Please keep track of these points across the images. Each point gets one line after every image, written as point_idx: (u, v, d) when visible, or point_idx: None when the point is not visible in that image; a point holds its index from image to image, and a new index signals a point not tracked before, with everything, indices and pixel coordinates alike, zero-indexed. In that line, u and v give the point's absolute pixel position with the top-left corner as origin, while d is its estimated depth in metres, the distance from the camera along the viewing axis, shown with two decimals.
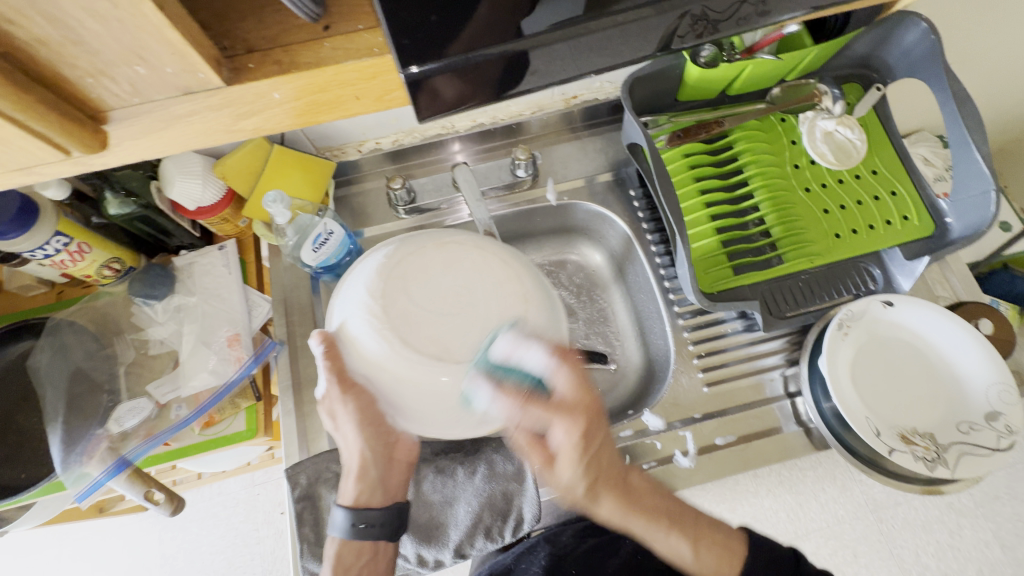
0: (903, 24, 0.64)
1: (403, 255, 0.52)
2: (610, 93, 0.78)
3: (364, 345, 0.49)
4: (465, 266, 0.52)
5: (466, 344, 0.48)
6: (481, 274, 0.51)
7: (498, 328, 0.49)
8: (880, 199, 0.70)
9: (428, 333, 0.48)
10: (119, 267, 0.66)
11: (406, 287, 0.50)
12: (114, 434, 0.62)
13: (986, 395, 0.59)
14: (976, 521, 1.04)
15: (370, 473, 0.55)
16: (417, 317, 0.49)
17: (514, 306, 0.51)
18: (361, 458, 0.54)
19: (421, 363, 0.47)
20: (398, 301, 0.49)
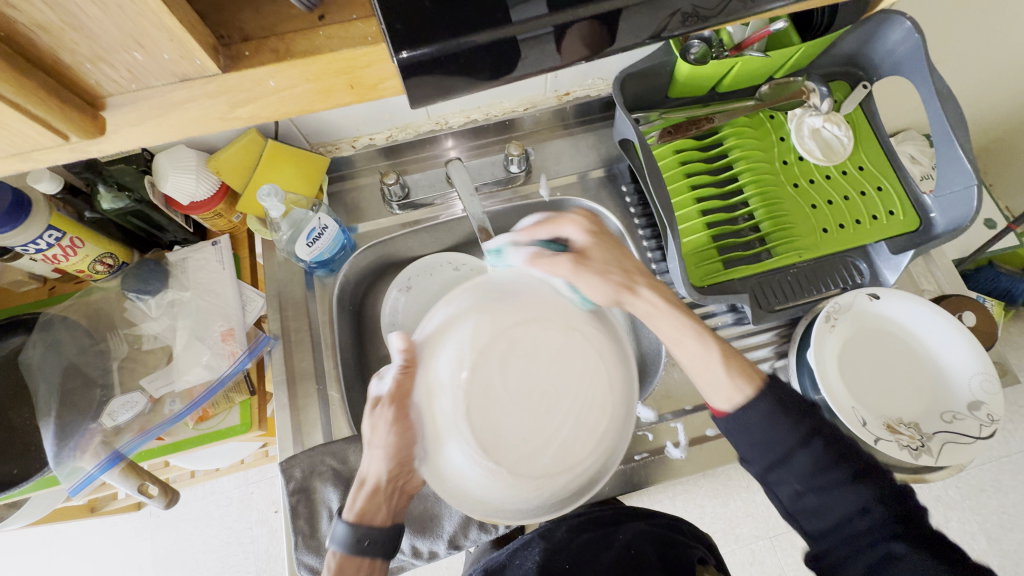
0: (888, 23, 0.65)
1: (516, 319, 0.58)
2: (602, 90, 0.78)
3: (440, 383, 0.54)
4: (565, 367, 0.57)
5: (517, 448, 0.54)
6: (575, 383, 0.56)
7: (555, 442, 0.54)
8: (866, 194, 0.71)
9: (493, 410, 0.56)
10: (112, 262, 0.66)
11: (500, 353, 0.57)
12: (109, 428, 0.62)
13: (969, 385, 0.60)
14: (962, 513, 1.06)
15: (382, 494, 0.54)
16: (492, 383, 0.57)
17: (582, 431, 0.55)
18: (376, 477, 0.53)
19: (469, 429, 0.54)
20: (491, 371, 0.57)
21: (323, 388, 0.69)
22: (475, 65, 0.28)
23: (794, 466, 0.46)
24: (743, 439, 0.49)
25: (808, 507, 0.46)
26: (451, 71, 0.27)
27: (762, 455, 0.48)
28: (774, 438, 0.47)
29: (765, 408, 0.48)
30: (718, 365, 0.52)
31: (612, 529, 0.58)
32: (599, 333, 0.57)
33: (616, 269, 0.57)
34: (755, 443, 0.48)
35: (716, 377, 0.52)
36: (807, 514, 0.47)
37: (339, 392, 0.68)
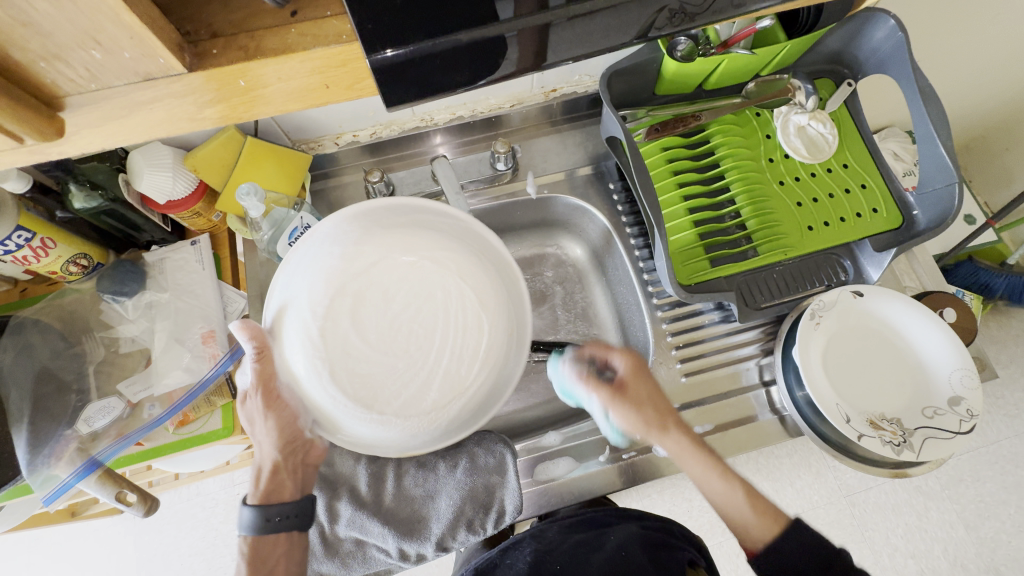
0: (872, 21, 0.65)
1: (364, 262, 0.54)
2: (589, 87, 0.78)
3: (292, 355, 0.51)
4: (431, 302, 0.55)
5: (393, 394, 0.52)
6: (443, 317, 0.55)
7: (433, 379, 0.53)
8: (850, 192, 0.71)
9: (358, 352, 0.52)
10: (86, 263, 0.65)
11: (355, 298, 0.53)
12: (84, 435, 0.60)
13: (949, 381, 0.61)
14: (942, 503, 1.08)
15: (277, 474, 0.54)
16: (354, 327, 0.53)
17: (462, 359, 0.54)
18: (272, 459, 0.54)
19: (337, 374, 0.51)
20: (343, 322, 0.52)
21: None
22: (454, 64, 0.27)
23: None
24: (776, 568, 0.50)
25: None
26: (430, 70, 0.27)
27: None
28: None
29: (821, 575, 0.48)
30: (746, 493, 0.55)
31: (603, 530, 0.58)
32: (479, 276, 0.57)
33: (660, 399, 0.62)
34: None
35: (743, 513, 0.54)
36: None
37: None
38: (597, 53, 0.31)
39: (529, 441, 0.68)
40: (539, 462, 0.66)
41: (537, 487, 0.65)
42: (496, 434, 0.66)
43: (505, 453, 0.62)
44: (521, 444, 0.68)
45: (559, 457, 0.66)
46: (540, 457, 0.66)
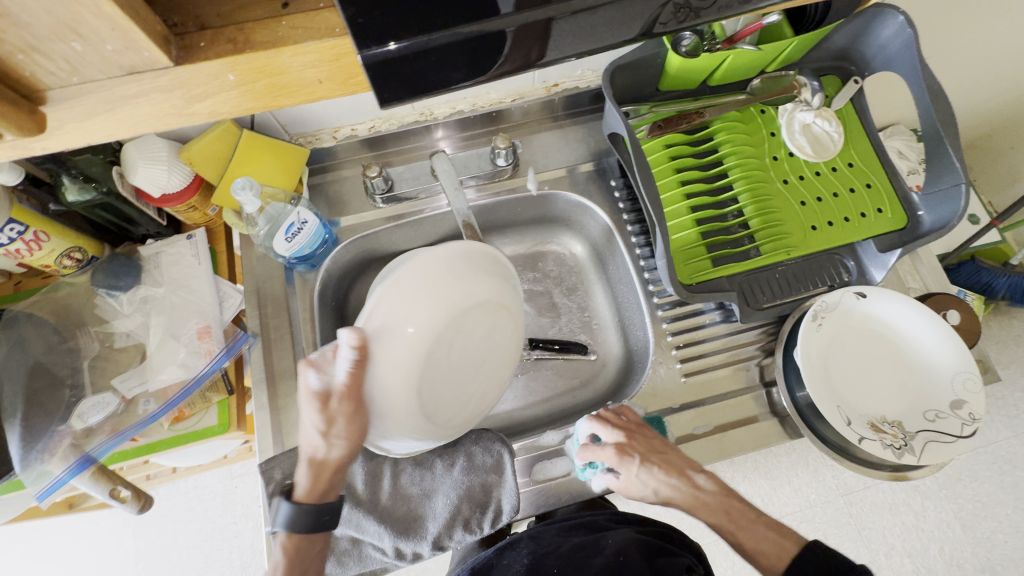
0: (881, 17, 0.64)
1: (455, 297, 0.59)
2: (591, 82, 0.76)
3: (391, 357, 0.56)
4: (497, 341, 0.64)
5: (447, 412, 0.62)
6: (499, 353, 0.65)
7: (475, 404, 0.64)
8: (855, 191, 0.70)
9: (429, 375, 0.59)
10: (80, 256, 0.64)
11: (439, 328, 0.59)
12: (78, 430, 0.59)
13: (952, 384, 0.61)
14: (939, 502, 1.08)
15: (327, 472, 0.54)
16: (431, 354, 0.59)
17: (496, 390, 0.66)
18: (329, 457, 0.53)
19: (409, 396, 0.58)
20: (441, 345, 0.59)
21: None
22: (452, 62, 0.26)
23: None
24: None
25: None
26: (426, 66, 0.26)
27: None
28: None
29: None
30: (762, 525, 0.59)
31: (602, 535, 0.57)
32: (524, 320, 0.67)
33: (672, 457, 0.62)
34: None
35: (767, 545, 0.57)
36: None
37: None
38: (602, 49, 0.30)
39: (527, 440, 0.67)
40: (537, 461, 0.66)
41: (534, 487, 0.64)
42: (494, 432, 0.65)
43: (503, 453, 0.62)
44: (519, 443, 0.67)
45: (557, 457, 0.66)
46: (539, 456, 0.66)
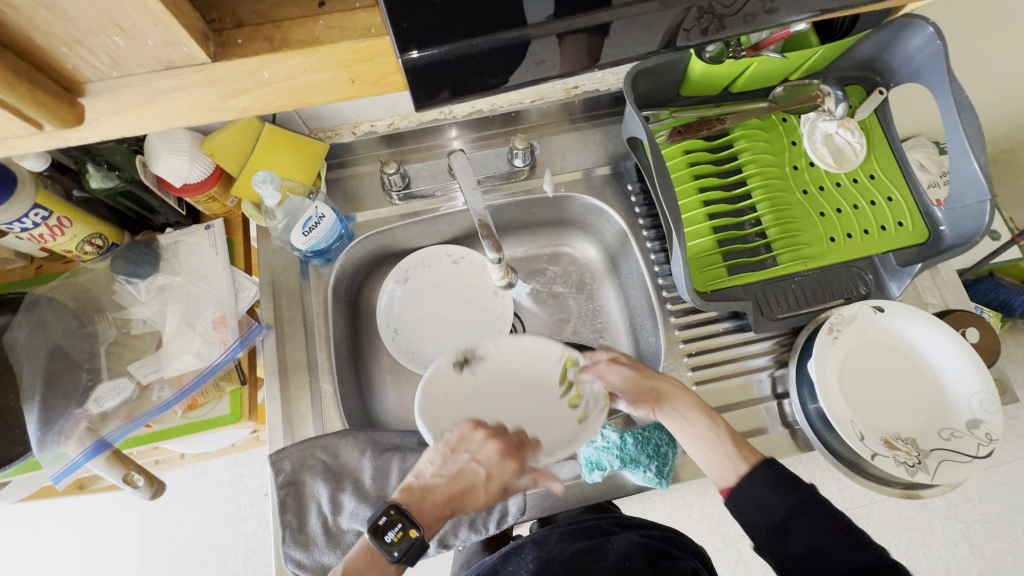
0: (910, 28, 0.63)
1: (524, 356, 0.65)
2: (612, 85, 0.76)
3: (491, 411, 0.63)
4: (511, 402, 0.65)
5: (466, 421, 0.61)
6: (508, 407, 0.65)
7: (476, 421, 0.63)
8: (876, 204, 0.70)
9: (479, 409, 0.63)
10: (101, 243, 0.65)
11: (501, 379, 0.65)
12: (94, 415, 0.60)
13: (969, 403, 0.60)
14: (946, 521, 1.07)
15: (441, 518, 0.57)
16: (497, 402, 0.65)
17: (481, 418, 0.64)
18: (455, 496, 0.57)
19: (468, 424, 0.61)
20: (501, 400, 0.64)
21: (316, 380, 0.67)
22: (482, 66, 0.27)
23: (791, 540, 0.50)
24: (751, 508, 0.54)
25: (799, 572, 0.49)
26: (462, 70, 0.27)
27: (770, 529, 0.52)
28: (768, 507, 0.52)
29: (795, 502, 0.52)
30: (720, 433, 0.58)
31: (605, 539, 0.57)
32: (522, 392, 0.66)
33: (633, 373, 0.62)
34: (756, 508, 0.53)
35: (719, 454, 0.57)
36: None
37: (333, 386, 0.67)
38: (627, 61, 0.31)
39: None
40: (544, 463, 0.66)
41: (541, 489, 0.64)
42: None
43: None
44: None
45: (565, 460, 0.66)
46: None
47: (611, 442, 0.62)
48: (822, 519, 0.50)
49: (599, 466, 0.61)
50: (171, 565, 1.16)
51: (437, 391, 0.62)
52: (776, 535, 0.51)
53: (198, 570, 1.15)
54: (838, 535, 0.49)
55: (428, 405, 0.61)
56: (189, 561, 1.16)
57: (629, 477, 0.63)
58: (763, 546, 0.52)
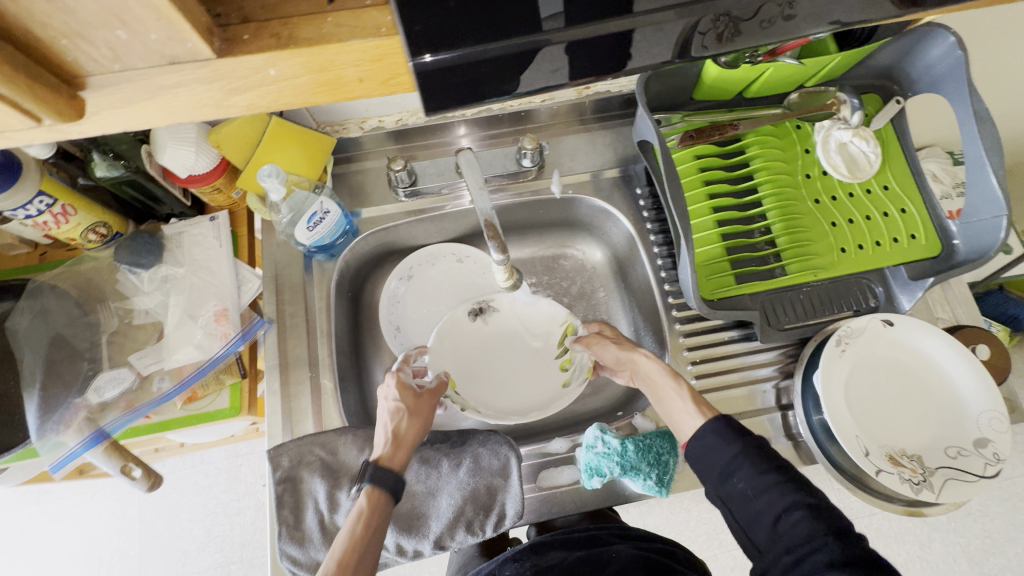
0: (930, 37, 0.62)
1: (527, 309, 0.72)
2: (624, 86, 0.75)
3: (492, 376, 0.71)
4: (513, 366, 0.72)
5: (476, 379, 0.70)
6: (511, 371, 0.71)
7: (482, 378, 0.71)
8: (889, 216, 0.68)
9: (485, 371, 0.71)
10: (105, 232, 0.64)
11: (507, 329, 0.73)
12: (94, 405, 0.60)
13: (976, 422, 0.59)
14: (946, 535, 1.06)
15: (403, 451, 0.58)
16: (499, 352, 0.72)
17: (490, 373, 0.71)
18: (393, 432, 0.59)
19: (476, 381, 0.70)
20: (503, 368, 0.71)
21: (316, 376, 0.67)
22: (492, 68, 0.26)
23: (735, 482, 0.47)
24: (703, 457, 0.51)
25: (743, 512, 0.47)
26: (474, 73, 0.26)
27: (715, 473, 0.49)
28: (715, 454, 0.50)
29: (738, 448, 0.48)
30: (681, 391, 0.58)
31: (605, 549, 0.56)
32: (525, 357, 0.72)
33: (614, 343, 0.67)
34: (707, 461, 0.50)
35: (679, 410, 0.57)
36: (745, 515, 0.46)
37: (332, 383, 0.67)
38: (639, 69, 0.31)
39: (534, 445, 0.67)
40: (543, 468, 0.65)
41: (540, 493, 0.64)
42: (502, 435, 0.65)
43: (510, 456, 0.61)
44: (526, 448, 0.67)
45: (564, 465, 0.65)
46: (545, 463, 0.65)
47: (611, 448, 0.61)
48: (762, 459, 0.47)
49: (598, 472, 0.61)
50: (167, 553, 1.16)
51: (452, 336, 0.71)
52: (721, 478, 0.49)
53: (194, 558, 1.15)
54: (779, 475, 0.46)
55: (440, 352, 0.69)
56: (185, 549, 1.16)
57: (629, 484, 0.63)
58: (714, 494, 0.50)
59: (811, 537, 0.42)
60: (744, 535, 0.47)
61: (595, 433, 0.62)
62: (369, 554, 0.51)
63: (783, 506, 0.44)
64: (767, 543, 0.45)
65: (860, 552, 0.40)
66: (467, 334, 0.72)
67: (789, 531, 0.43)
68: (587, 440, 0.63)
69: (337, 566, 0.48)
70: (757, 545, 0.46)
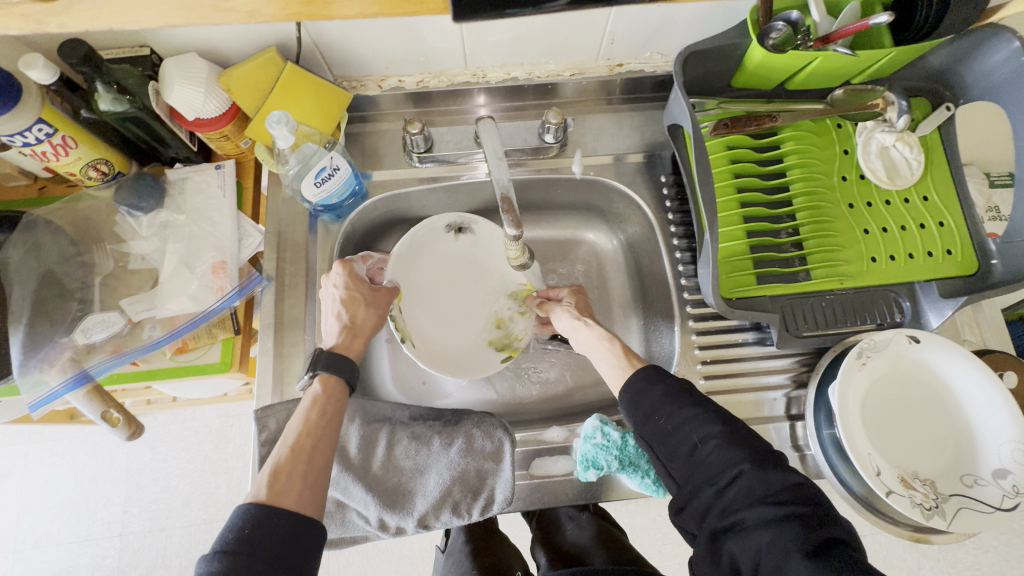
0: (993, 40, 0.58)
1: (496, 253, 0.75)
2: (659, 67, 0.71)
3: (437, 320, 0.72)
4: (459, 321, 0.73)
5: (427, 310, 0.72)
6: (457, 325, 0.73)
7: (432, 315, 0.72)
8: (926, 228, 0.64)
9: (434, 307, 0.73)
10: (107, 169, 0.62)
11: (469, 262, 0.75)
12: (80, 345, 0.59)
13: (998, 452, 0.55)
14: (936, 564, 1.03)
15: (357, 340, 0.61)
16: (452, 300, 0.74)
17: (437, 317, 0.72)
18: (343, 317, 0.61)
19: (423, 313, 0.71)
20: (448, 319, 0.73)
21: (311, 340, 0.65)
22: None
23: (658, 420, 0.50)
24: (629, 400, 0.53)
25: (663, 449, 0.49)
26: None
27: (641, 414, 0.52)
28: (643, 396, 0.52)
29: (662, 388, 0.51)
30: (613, 348, 0.60)
31: None
32: (476, 315, 0.74)
33: (568, 310, 0.68)
34: (638, 408, 0.52)
35: (613, 367, 0.59)
36: (666, 451, 0.48)
37: None
38: None
39: (529, 432, 0.64)
40: (537, 456, 0.63)
41: (531, 481, 0.62)
42: (497, 418, 0.63)
43: (504, 441, 0.59)
44: (522, 434, 0.64)
45: (559, 455, 0.63)
46: (539, 451, 0.63)
47: (611, 441, 0.59)
48: (684, 397, 0.50)
49: (595, 465, 0.58)
50: (151, 505, 1.15)
51: (420, 253, 0.72)
52: (645, 419, 0.51)
53: (177, 512, 1.15)
54: (697, 409, 0.48)
55: (406, 265, 0.70)
56: (170, 503, 1.16)
57: (625, 481, 0.61)
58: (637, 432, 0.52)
59: (728, 465, 0.44)
60: (664, 471, 0.49)
61: (595, 423, 0.60)
62: (325, 436, 0.54)
63: (700, 436, 0.47)
64: (685, 473, 0.47)
65: (774, 475, 0.42)
66: (435, 253, 0.73)
67: (707, 459, 0.45)
68: (585, 431, 0.60)
69: (291, 447, 0.51)
70: (675, 480, 0.48)
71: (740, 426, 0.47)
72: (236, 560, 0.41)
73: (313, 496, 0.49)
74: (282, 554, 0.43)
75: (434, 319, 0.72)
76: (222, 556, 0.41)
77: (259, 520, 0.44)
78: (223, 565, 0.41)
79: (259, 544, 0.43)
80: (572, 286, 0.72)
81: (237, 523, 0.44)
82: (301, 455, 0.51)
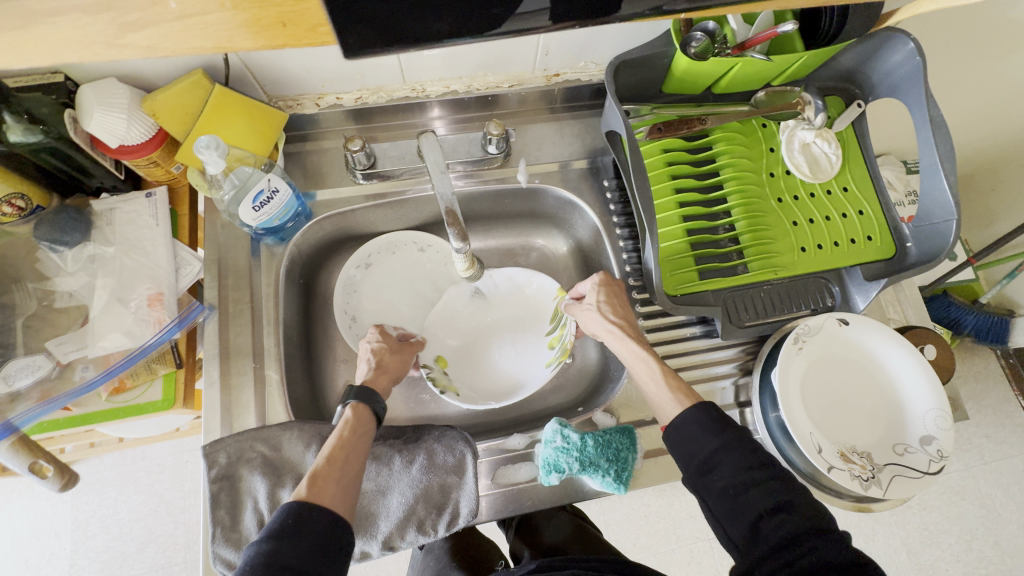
0: (891, 42, 0.63)
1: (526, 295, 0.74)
2: (594, 76, 0.73)
3: (488, 363, 0.72)
4: (507, 354, 0.72)
5: (474, 360, 0.72)
6: (505, 356, 0.72)
7: (480, 363, 0.72)
8: (847, 217, 0.69)
9: (476, 352, 0.73)
10: (23, 204, 0.58)
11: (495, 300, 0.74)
12: (3, 394, 0.55)
13: (923, 419, 0.60)
14: (888, 529, 1.09)
15: (384, 378, 0.62)
16: (494, 336, 0.73)
17: (488, 357, 0.72)
18: (368, 361, 0.64)
19: (468, 368, 0.72)
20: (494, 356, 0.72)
21: (260, 367, 0.63)
22: None
23: (714, 478, 0.49)
24: (680, 446, 0.52)
25: (722, 508, 0.48)
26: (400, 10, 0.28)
27: (696, 466, 0.51)
28: (694, 447, 0.52)
29: (720, 442, 0.50)
30: (650, 369, 0.59)
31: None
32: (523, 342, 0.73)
33: (597, 312, 0.63)
34: (692, 460, 0.51)
35: (654, 389, 0.58)
36: (725, 512, 0.48)
37: (278, 373, 0.63)
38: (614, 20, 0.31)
39: (492, 440, 0.65)
40: (502, 464, 0.64)
41: (496, 490, 0.62)
42: (458, 431, 0.62)
43: (466, 453, 0.59)
44: (485, 444, 0.64)
45: (522, 462, 0.63)
46: (503, 459, 0.63)
47: (571, 443, 0.60)
48: (743, 454, 0.50)
49: (557, 468, 0.59)
50: (102, 554, 1.08)
51: (454, 317, 0.73)
52: (700, 472, 0.51)
53: (132, 560, 1.08)
54: (760, 472, 0.48)
55: (443, 332, 0.73)
56: (122, 549, 1.09)
57: (587, 480, 0.62)
58: (689, 483, 0.51)
59: (795, 539, 0.44)
60: (720, 530, 0.49)
61: (555, 426, 0.61)
62: (357, 454, 0.53)
63: (766, 506, 0.47)
64: (747, 539, 0.46)
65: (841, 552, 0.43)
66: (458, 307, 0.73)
67: (772, 530, 0.45)
68: (546, 435, 0.61)
69: (327, 459, 0.50)
70: (733, 542, 0.48)
71: (801, 495, 0.48)
72: (279, 545, 0.41)
73: (350, 506, 0.48)
74: (320, 548, 0.43)
75: (486, 361, 0.72)
76: (270, 539, 0.42)
77: (303, 512, 0.44)
78: (270, 547, 0.41)
79: (304, 530, 0.43)
80: (598, 275, 0.66)
81: (283, 514, 0.44)
82: (337, 467, 0.50)
